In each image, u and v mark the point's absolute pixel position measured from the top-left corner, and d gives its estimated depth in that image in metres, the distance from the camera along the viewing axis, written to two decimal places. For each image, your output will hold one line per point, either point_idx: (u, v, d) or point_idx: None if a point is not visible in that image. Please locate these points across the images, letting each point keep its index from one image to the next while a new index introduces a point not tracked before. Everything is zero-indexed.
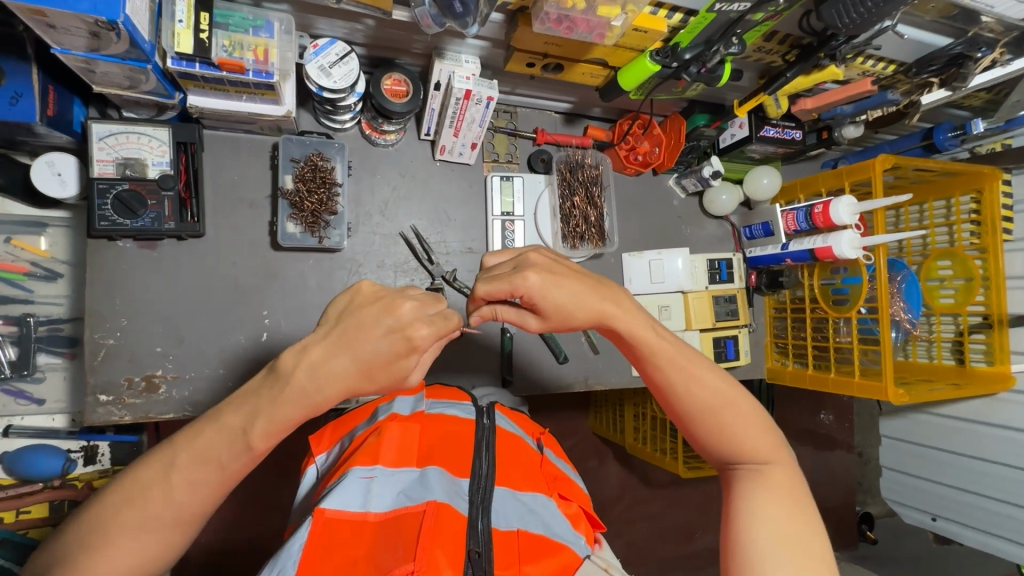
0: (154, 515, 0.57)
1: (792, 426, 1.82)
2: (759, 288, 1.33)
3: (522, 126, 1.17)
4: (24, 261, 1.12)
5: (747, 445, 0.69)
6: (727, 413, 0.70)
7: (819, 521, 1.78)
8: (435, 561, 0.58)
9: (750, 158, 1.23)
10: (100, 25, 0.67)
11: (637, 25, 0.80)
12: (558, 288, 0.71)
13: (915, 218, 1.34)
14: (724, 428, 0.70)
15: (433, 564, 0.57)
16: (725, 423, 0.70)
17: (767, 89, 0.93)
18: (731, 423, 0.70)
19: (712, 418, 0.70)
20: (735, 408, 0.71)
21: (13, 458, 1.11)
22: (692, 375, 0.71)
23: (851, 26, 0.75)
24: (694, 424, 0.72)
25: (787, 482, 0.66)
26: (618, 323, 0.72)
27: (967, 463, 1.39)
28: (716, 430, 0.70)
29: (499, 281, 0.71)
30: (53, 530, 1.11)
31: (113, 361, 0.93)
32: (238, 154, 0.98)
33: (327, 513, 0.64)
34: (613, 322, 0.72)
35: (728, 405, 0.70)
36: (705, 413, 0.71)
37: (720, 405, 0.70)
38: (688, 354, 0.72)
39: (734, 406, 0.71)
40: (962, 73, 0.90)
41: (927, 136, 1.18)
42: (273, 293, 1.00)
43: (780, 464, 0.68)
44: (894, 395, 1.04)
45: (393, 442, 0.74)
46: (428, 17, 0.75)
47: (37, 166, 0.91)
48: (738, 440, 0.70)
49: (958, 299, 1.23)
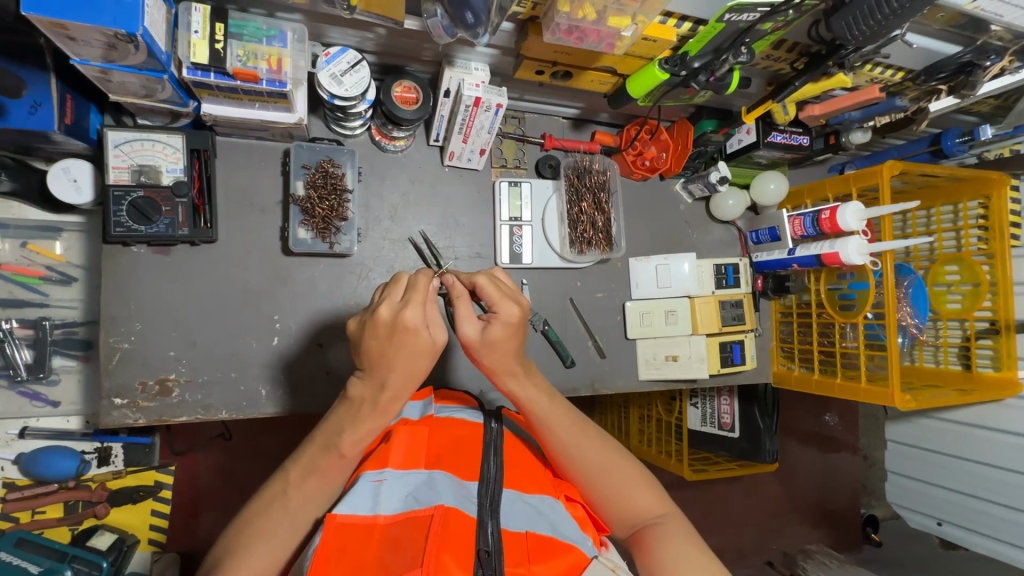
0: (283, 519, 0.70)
1: (797, 429, 1.82)
2: (766, 292, 1.34)
3: (530, 131, 1.17)
4: (40, 265, 1.14)
5: (641, 502, 0.78)
6: (618, 476, 0.80)
7: (824, 523, 1.79)
8: (443, 565, 0.59)
9: (757, 163, 1.23)
10: (119, 37, 0.68)
11: (647, 35, 0.80)
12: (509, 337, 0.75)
13: (922, 223, 1.34)
14: (619, 492, 0.79)
15: (441, 566, 0.58)
16: (619, 486, 0.79)
17: (775, 97, 0.93)
18: (623, 484, 0.79)
19: (606, 483, 0.79)
20: (621, 468, 0.80)
21: (28, 459, 1.12)
22: (583, 445, 0.80)
23: (861, 38, 0.76)
24: (595, 492, 0.79)
25: (681, 528, 0.76)
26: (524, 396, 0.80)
27: (973, 468, 1.39)
28: (614, 495, 0.79)
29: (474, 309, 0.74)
30: (68, 529, 1.15)
31: (128, 365, 0.94)
32: (250, 159, 0.99)
33: (338, 518, 0.65)
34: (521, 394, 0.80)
35: (617, 466, 0.80)
36: (601, 477, 0.79)
37: (613, 469, 0.80)
38: (578, 424, 0.82)
39: (622, 467, 0.80)
40: (971, 81, 0.91)
41: (935, 141, 1.19)
42: (284, 298, 1.01)
43: (672, 513, 0.78)
44: (901, 401, 1.05)
45: (400, 447, 0.75)
46: (440, 28, 0.76)
47: (53, 173, 0.92)
48: (632, 499, 0.78)
49: (965, 304, 1.23)
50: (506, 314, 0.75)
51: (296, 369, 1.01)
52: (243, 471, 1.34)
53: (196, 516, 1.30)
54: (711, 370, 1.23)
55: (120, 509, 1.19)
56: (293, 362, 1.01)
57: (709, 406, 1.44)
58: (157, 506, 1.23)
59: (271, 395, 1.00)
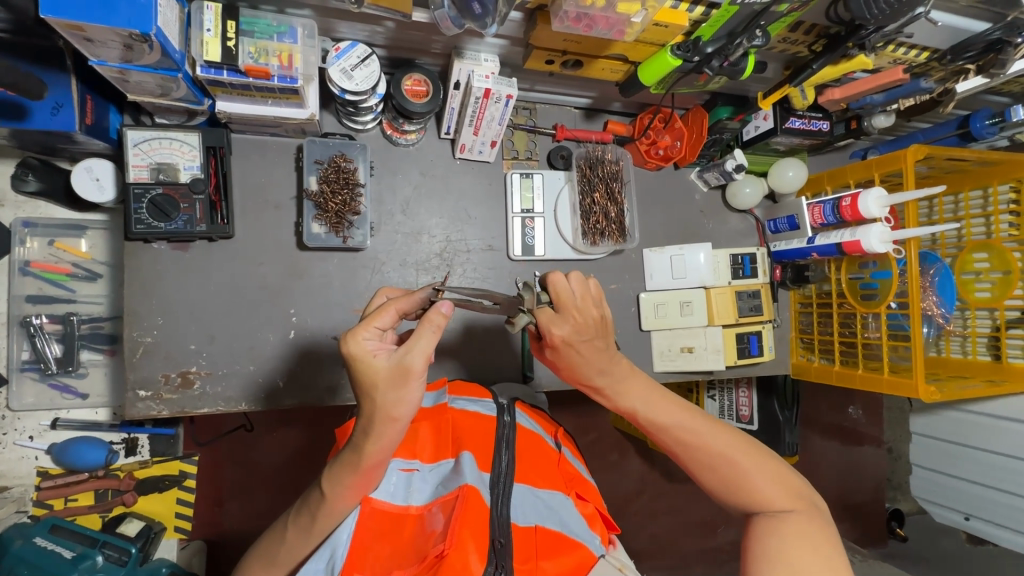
0: (302, 525, 0.73)
1: (819, 420, 1.79)
2: (784, 282, 1.32)
3: (542, 122, 1.17)
4: (66, 262, 1.18)
5: (765, 496, 0.74)
6: (740, 467, 0.75)
7: (847, 517, 1.76)
8: (464, 544, 0.62)
9: (775, 151, 1.21)
10: (133, 38, 0.69)
11: (657, 20, 0.78)
12: (581, 350, 0.77)
13: (949, 209, 1.29)
14: (728, 472, 0.76)
15: (462, 544, 0.62)
16: (744, 476, 0.75)
17: (791, 82, 0.91)
18: (746, 470, 0.75)
19: (723, 470, 0.76)
20: (746, 458, 0.76)
21: (61, 449, 1.18)
22: (696, 432, 0.78)
23: (881, 17, 0.74)
24: (700, 466, 0.78)
25: (804, 532, 0.70)
26: (619, 393, 0.81)
27: (1000, 461, 1.34)
28: (723, 473, 0.76)
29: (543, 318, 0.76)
30: (99, 516, 1.20)
31: (151, 358, 0.97)
32: (265, 155, 1.01)
33: (373, 503, 0.72)
34: (617, 390, 0.81)
35: (741, 456, 0.76)
36: (709, 459, 0.77)
37: (716, 450, 0.77)
38: (689, 414, 0.80)
39: (744, 454, 0.76)
40: (1000, 60, 0.85)
41: (963, 124, 1.13)
42: (299, 291, 1.03)
43: (804, 512, 0.72)
44: (926, 393, 1.01)
45: (427, 440, 0.83)
46: (447, 19, 0.75)
47: (77, 172, 0.95)
48: (754, 491, 0.74)
49: (995, 293, 1.18)
50: (557, 338, 0.77)
51: (312, 361, 1.03)
52: (265, 460, 1.37)
53: (221, 505, 1.33)
54: (727, 361, 1.21)
55: (147, 497, 1.24)
56: (311, 355, 1.03)
57: (727, 399, 1.42)
58: (183, 496, 1.28)
59: (287, 386, 1.02)
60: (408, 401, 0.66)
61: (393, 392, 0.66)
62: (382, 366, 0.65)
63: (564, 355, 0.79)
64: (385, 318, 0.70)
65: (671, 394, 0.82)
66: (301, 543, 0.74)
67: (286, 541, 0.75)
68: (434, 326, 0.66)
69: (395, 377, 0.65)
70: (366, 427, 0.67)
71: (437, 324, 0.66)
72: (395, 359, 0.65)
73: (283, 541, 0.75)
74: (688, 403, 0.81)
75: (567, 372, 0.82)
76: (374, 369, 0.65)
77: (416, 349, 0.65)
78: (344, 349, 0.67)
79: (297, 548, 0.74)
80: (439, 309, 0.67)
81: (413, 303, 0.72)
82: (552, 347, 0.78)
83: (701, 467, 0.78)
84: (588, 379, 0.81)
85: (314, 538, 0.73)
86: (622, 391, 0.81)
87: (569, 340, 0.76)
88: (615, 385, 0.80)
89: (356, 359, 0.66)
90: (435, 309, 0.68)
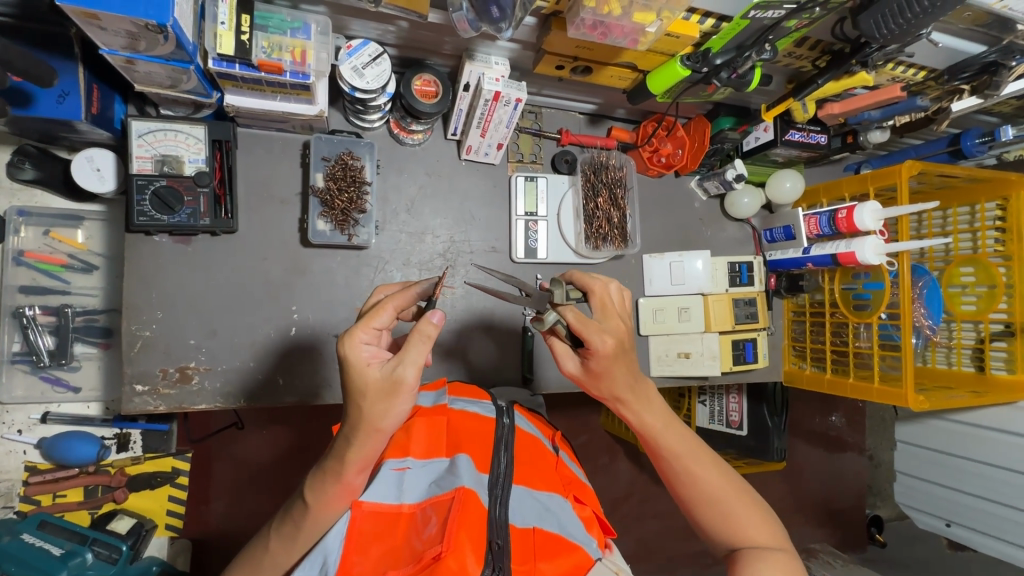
0: (288, 535, 0.73)
1: (804, 427, 1.83)
2: (778, 290, 1.34)
3: (547, 127, 1.18)
4: (62, 253, 1.16)
5: (755, 536, 0.75)
6: (736, 505, 0.77)
7: (829, 522, 1.80)
8: (461, 546, 0.62)
9: (773, 162, 1.23)
10: (149, 28, 0.69)
11: (670, 31, 0.80)
12: (619, 360, 0.75)
13: (938, 223, 1.33)
14: (723, 509, 0.77)
15: (459, 546, 0.61)
16: (738, 516, 0.76)
17: (795, 95, 0.93)
18: (739, 509, 0.77)
19: (719, 506, 0.77)
20: (741, 497, 0.78)
21: (50, 443, 1.15)
22: (701, 465, 0.79)
23: (890, 36, 0.76)
24: (697, 499, 0.78)
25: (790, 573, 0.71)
26: (640, 410, 0.80)
27: (981, 469, 1.38)
28: (718, 510, 0.77)
29: (590, 327, 0.73)
30: (88, 513, 1.18)
31: (149, 352, 0.96)
32: (271, 150, 1.00)
33: (366, 506, 0.70)
34: (639, 407, 0.80)
35: (736, 497, 0.78)
36: (708, 494, 0.78)
37: (718, 485, 0.78)
38: (698, 447, 0.81)
39: (738, 496, 0.78)
40: (994, 80, 0.88)
41: (954, 142, 1.17)
42: (301, 288, 1.02)
43: (790, 555, 0.73)
44: (914, 401, 1.04)
45: (420, 439, 0.81)
46: (465, 21, 0.76)
47: (78, 162, 0.94)
48: (745, 530, 0.75)
49: (980, 306, 1.22)
50: (602, 349, 0.73)
51: (312, 359, 1.02)
52: (253, 457, 1.35)
53: (207, 502, 1.32)
54: (723, 367, 1.23)
55: (138, 494, 1.22)
56: (311, 352, 1.02)
57: (717, 404, 1.45)
58: (175, 493, 1.25)
59: (287, 384, 1.01)
60: (395, 413, 0.66)
61: (382, 403, 0.65)
62: (376, 377, 0.65)
63: (598, 363, 0.76)
64: (382, 318, 0.68)
65: (684, 425, 0.83)
66: (285, 553, 0.73)
67: (271, 553, 0.74)
68: (430, 339, 0.65)
69: (387, 389, 0.65)
70: (349, 435, 0.67)
71: (430, 336, 0.65)
72: (388, 372, 0.65)
73: (267, 552, 0.74)
74: (698, 437, 0.83)
75: (597, 381, 0.79)
76: (365, 378, 0.65)
77: (409, 361, 0.64)
78: (338, 352, 0.66)
79: (281, 558, 0.74)
80: (431, 320, 0.65)
81: (410, 300, 0.72)
82: (592, 357, 0.75)
83: (698, 499, 0.78)
84: (613, 391, 0.79)
85: (297, 549, 0.73)
86: (644, 410, 0.80)
87: (611, 352, 0.74)
88: (640, 404, 0.80)
89: (353, 367, 0.65)
90: (425, 319, 0.65)
